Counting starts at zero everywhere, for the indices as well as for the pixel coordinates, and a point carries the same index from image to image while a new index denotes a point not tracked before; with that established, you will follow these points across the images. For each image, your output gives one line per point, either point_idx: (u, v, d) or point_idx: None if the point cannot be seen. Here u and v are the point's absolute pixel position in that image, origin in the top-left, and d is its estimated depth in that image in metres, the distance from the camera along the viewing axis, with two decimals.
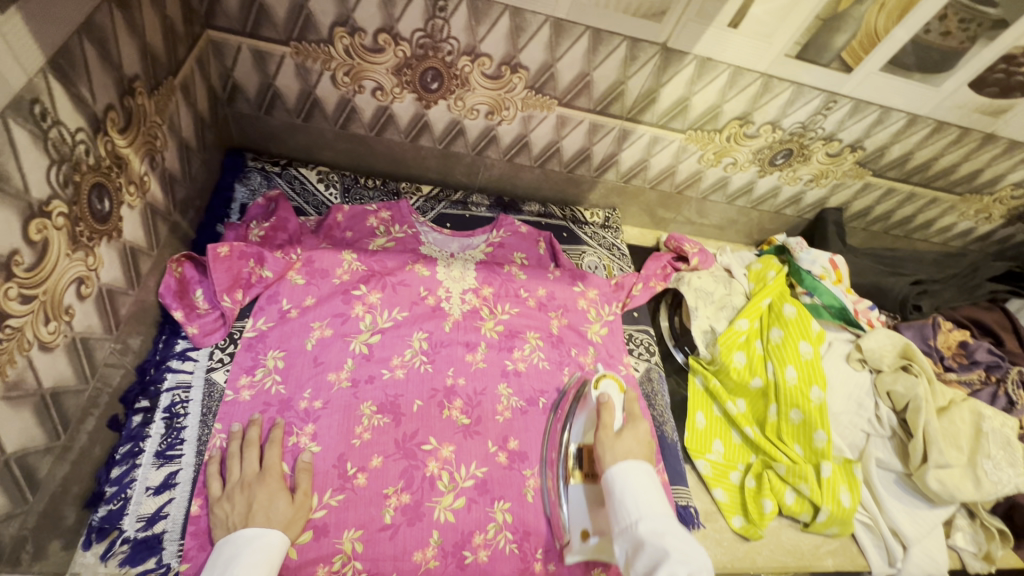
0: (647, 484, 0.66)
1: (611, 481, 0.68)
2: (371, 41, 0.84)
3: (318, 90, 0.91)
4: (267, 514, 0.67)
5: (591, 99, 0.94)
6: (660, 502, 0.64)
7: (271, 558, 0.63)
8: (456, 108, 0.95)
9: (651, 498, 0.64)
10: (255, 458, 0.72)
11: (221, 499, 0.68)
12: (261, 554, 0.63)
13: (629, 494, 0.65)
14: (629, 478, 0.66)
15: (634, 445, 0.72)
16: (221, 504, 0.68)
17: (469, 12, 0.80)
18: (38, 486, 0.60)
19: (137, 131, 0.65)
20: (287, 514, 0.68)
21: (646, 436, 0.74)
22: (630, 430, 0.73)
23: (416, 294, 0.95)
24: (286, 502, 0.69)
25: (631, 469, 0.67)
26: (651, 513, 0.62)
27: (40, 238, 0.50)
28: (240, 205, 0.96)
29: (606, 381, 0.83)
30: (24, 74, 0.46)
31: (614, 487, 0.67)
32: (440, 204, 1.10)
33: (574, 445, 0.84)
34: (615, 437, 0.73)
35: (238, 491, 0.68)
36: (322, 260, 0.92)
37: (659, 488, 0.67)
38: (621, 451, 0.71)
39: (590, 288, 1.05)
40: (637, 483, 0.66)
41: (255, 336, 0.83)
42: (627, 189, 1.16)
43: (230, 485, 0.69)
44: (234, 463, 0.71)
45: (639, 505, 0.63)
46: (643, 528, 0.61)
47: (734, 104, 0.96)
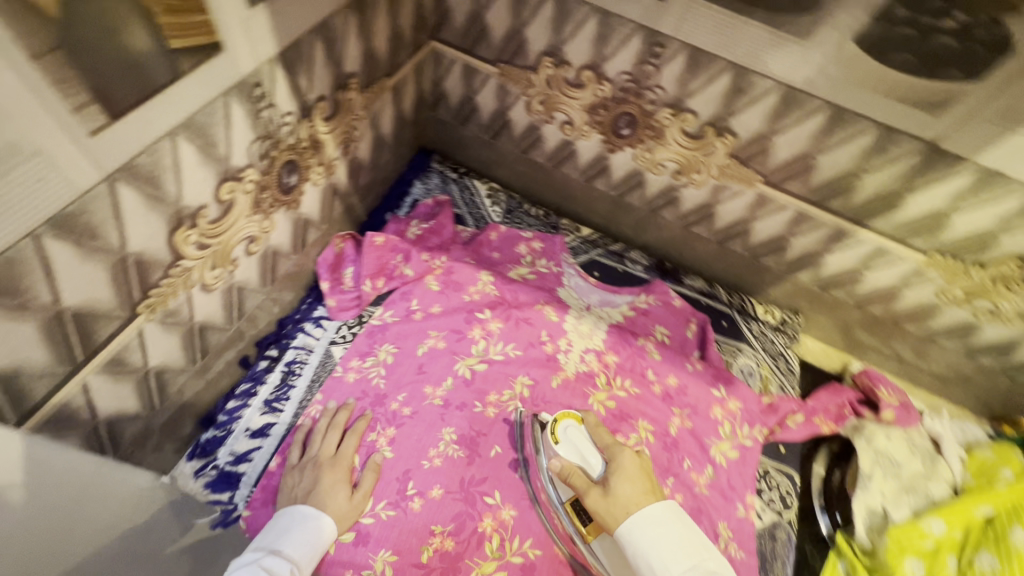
0: (665, 530, 0.56)
1: (623, 541, 0.57)
2: (574, 75, 0.80)
3: (511, 113, 0.92)
4: (325, 499, 0.68)
5: (806, 185, 0.78)
6: (683, 551, 0.55)
7: (316, 544, 0.63)
8: (642, 158, 0.87)
9: (672, 548, 0.55)
10: (335, 442, 0.74)
11: (294, 467, 0.72)
12: (305, 539, 0.63)
13: (645, 552, 0.55)
14: (643, 532, 0.56)
15: (633, 488, 0.60)
16: (292, 472, 0.71)
17: (687, 65, 0.72)
18: (167, 397, 0.70)
19: (340, 120, 0.72)
20: (342, 508, 0.69)
21: (635, 466, 0.63)
22: (621, 480, 0.61)
23: (536, 336, 0.90)
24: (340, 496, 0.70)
25: (644, 516, 0.57)
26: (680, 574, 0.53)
27: (227, 198, 0.57)
28: (412, 200, 1.02)
29: (562, 425, 0.68)
30: (254, 61, 0.52)
31: (629, 543, 0.56)
32: (596, 250, 1.03)
33: (565, 503, 0.70)
34: (606, 495, 0.60)
35: (309, 467, 0.71)
36: (460, 274, 0.93)
37: (678, 528, 0.57)
38: (619, 503, 0.59)
39: (732, 397, 0.88)
40: (654, 533, 0.56)
41: (378, 325, 0.87)
42: (821, 297, 0.94)
43: (304, 460, 0.72)
44: (315, 443, 0.74)
45: (663, 564, 0.54)
46: None
47: (1020, 238, 0.70)
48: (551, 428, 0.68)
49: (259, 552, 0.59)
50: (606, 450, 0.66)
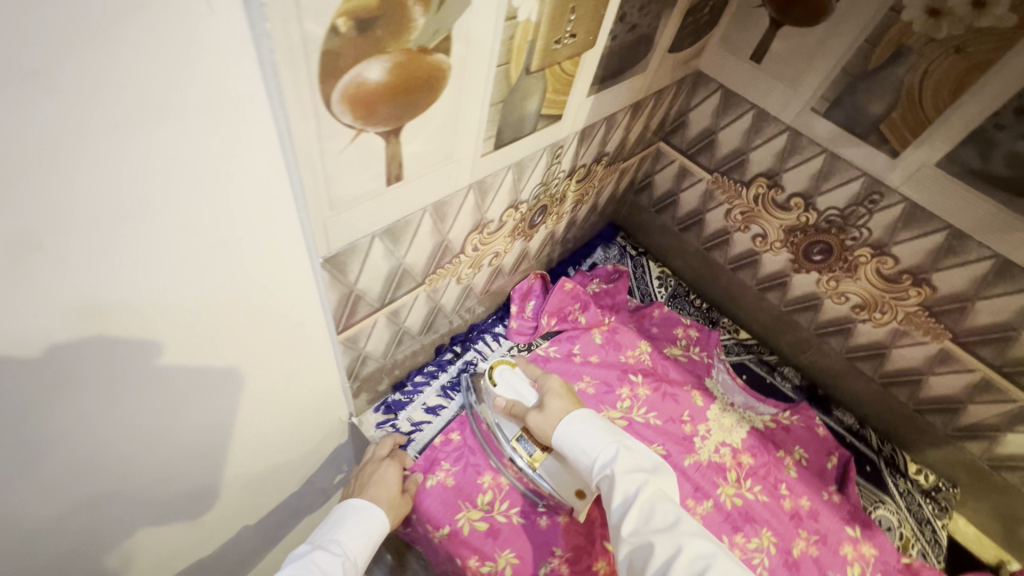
0: (587, 422, 0.72)
1: (559, 440, 0.72)
2: (784, 198, 0.91)
3: (709, 214, 1.04)
4: (377, 491, 0.75)
5: (1001, 355, 0.79)
6: (602, 433, 0.70)
7: (371, 533, 0.70)
8: (824, 285, 0.94)
9: (596, 436, 0.70)
10: (386, 448, 0.82)
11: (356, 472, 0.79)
12: (363, 528, 0.69)
13: (574, 445, 0.70)
14: (570, 429, 0.71)
15: (557, 405, 0.76)
16: (351, 479, 0.79)
17: (902, 216, 0.79)
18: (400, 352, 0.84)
19: (583, 184, 0.89)
20: (392, 498, 0.75)
21: (561, 389, 0.79)
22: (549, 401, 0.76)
23: (678, 414, 0.96)
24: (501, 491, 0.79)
25: (571, 419, 0.72)
26: (601, 449, 0.68)
27: (504, 221, 0.74)
28: (592, 262, 1.17)
29: (500, 366, 0.82)
30: (568, 132, 0.69)
31: (563, 439, 0.72)
32: (747, 354, 1.10)
33: (514, 436, 0.81)
34: (539, 411, 0.76)
35: (361, 471, 0.79)
36: (623, 337, 1.03)
37: (597, 422, 0.72)
38: (552, 415, 0.74)
39: (868, 544, 0.86)
40: (580, 427, 0.71)
41: (541, 355, 0.99)
42: (987, 475, 0.90)
43: (363, 465, 0.80)
44: (367, 454, 0.82)
45: (589, 445, 0.69)
46: (602, 464, 0.67)
47: None
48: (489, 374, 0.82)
49: (310, 546, 0.65)
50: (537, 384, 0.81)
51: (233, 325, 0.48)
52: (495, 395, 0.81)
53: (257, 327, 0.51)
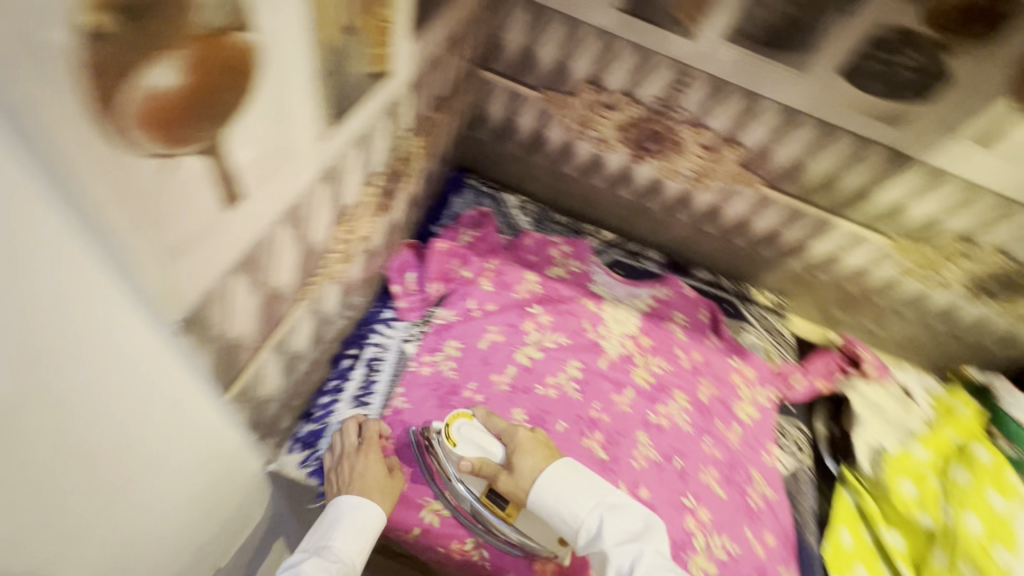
0: (566, 487, 0.69)
1: (539, 507, 0.69)
2: (609, 98, 0.96)
3: (548, 132, 1.06)
4: (364, 484, 0.73)
5: (798, 186, 0.97)
6: (584, 496, 0.68)
7: (365, 530, 0.71)
8: (662, 168, 1.04)
9: (576, 500, 0.68)
10: (354, 434, 0.80)
11: (334, 467, 0.76)
12: (358, 527, 0.70)
13: (553, 512, 0.68)
14: (547, 494, 0.69)
15: (530, 461, 0.73)
16: (332, 474, 0.76)
17: (707, 91, 0.89)
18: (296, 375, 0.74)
19: (428, 136, 0.83)
20: (381, 481, 0.75)
21: (531, 442, 0.76)
22: (520, 458, 0.74)
23: (580, 326, 1.04)
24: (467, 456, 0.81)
25: (544, 483, 0.69)
26: (585, 516, 0.67)
27: (362, 200, 0.66)
28: (453, 212, 1.12)
29: (457, 422, 0.76)
30: (400, 85, 0.63)
31: (540, 505, 0.69)
32: (615, 251, 1.18)
33: (478, 494, 0.75)
34: (512, 471, 0.73)
35: (342, 464, 0.76)
36: (509, 275, 1.06)
37: (576, 477, 0.70)
38: (527, 473, 0.72)
39: (748, 366, 1.06)
40: (558, 491, 0.69)
41: (442, 323, 0.97)
42: (806, 280, 1.14)
43: (336, 458, 0.77)
44: (339, 440, 0.80)
45: (572, 513, 0.67)
46: (585, 531, 0.66)
47: (959, 220, 0.91)
48: (446, 433, 0.76)
49: (307, 553, 0.69)
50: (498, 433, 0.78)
51: (90, 445, 0.40)
52: (458, 454, 0.75)
53: (125, 430, 0.43)
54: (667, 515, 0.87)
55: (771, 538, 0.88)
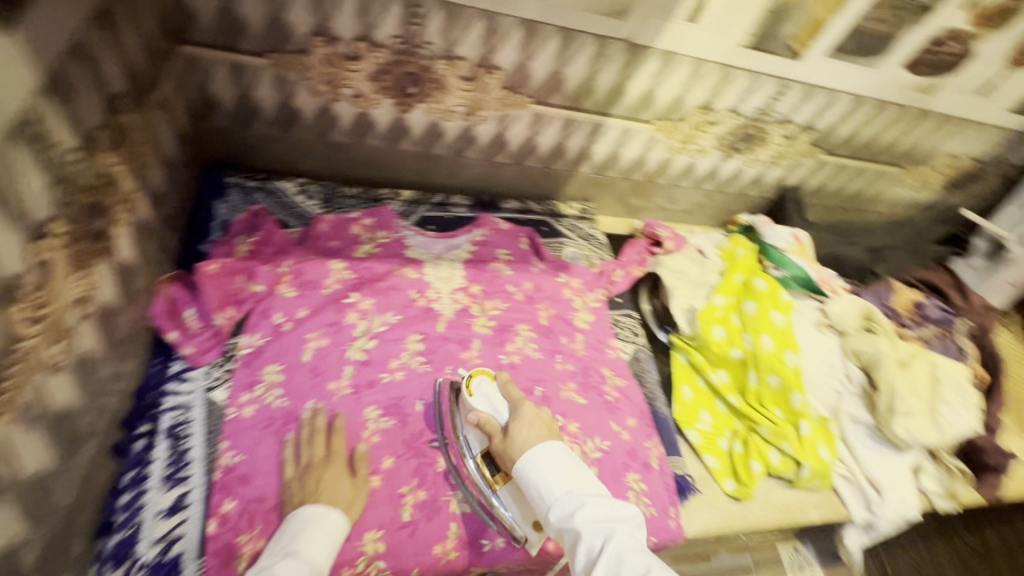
0: (551, 462, 0.67)
1: (521, 470, 0.68)
2: (347, 47, 0.86)
3: (297, 100, 0.92)
4: (332, 497, 0.72)
5: (564, 96, 0.98)
6: (566, 476, 0.66)
7: (332, 538, 0.67)
8: (433, 111, 0.98)
9: (557, 474, 0.66)
10: (322, 445, 0.78)
11: (293, 479, 0.74)
12: (322, 535, 0.66)
13: (534, 485, 0.66)
14: (534, 468, 0.67)
15: (529, 432, 0.71)
16: (293, 484, 0.73)
17: (445, 18, 0.83)
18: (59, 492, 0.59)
19: (126, 148, 0.66)
20: (349, 495, 0.74)
21: (535, 414, 0.74)
22: (514, 427, 0.72)
23: (407, 298, 0.97)
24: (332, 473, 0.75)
25: (530, 455, 0.68)
26: (562, 495, 0.64)
27: (41, 261, 0.52)
28: (221, 222, 0.95)
29: (477, 378, 0.79)
30: (22, 100, 0.47)
31: (524, 477, 0.67)
32: (421, 207, 1.12)
33: (478, 455, 0.77)
34: (506, 437, 0.73)
35: (307, 473, 0.74)
36: (311, 271, 0.93)
37: (564, 458, 0.68)
38: (520, 444, 0.70)
39: (574, 278, 1.11)
40: (545, 466, 0.67)
41: (250, 352, 0.84)
42: (601, 180, 1.20)
43: (301, 468, 0.75)
44: (307, 439, 0.79)
45: (550, 487, 0.65)
46: (557, 511, 0.63)
47: (697, 93, 1.01)
48: (466, 385, 0.80)
49: (279, 556, 0.63)
50: (511, 400, 0.78)
51: None
52: (470, 404, 0.78)
53: None
54: None
55: (631, 420, 0.98)
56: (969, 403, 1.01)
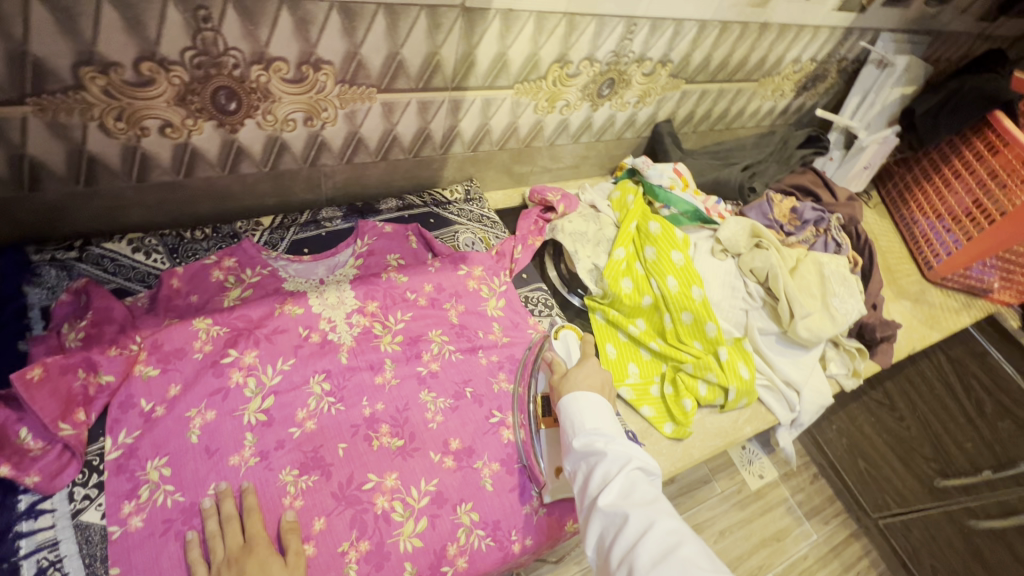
0: (584, 405, 0.80)
1: (562, 406, 0.82)
2: (134, 74, 0.70)
3: (88, 145, 0.76)
4: None
5: (410, 78, 0.89)
6: (596, 417, 0.79)
7: None
8: (267, 124, 0.85)
9: (585, 416, 0.79)
10: (237, 532, 0.68)
11: None
12: None
13: (571, 416, 0.80)
14: (576, 403, 0.80)
15: (584, 378, 0.86)
16: None
17: (241, 17, 0.70)
18: None
19: None
20: None
21: (594, 370, 0.88)
22: (574, 369, 0.87)
23: (297, 337, 0.87)
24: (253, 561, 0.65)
25: (567, 399, 0.82)
26: (585, 430, 0.77)
27: None
28: (41, 310, 0.79)
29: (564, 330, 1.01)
30: None
31: (564, 411, 0.81)
32: (290, 231, 1.00)
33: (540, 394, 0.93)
34: (564, 377, 0.88)
35: (227, 568, 0.65)
36: (171, 339, 0.79)
37: (601, 405, 0.81)
38: (573, 383, 0.85)
39: (475, 267, 1.05)
40: (581, 405, 0.80)
41: (121, 454, 0.71)
42: (478, 156, 1.14)
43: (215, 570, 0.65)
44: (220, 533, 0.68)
45: (578, 423, 0.78)
46: (579, 442, 0.76)
47: (549, 48, 0.96)
48: (555, 330, 1.03)
49: None
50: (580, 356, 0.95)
51: None
52: (551, 344, 1.00)
53: None
54: (485, 444, 0.86)
55: None
56: (853, 291, 1.09)
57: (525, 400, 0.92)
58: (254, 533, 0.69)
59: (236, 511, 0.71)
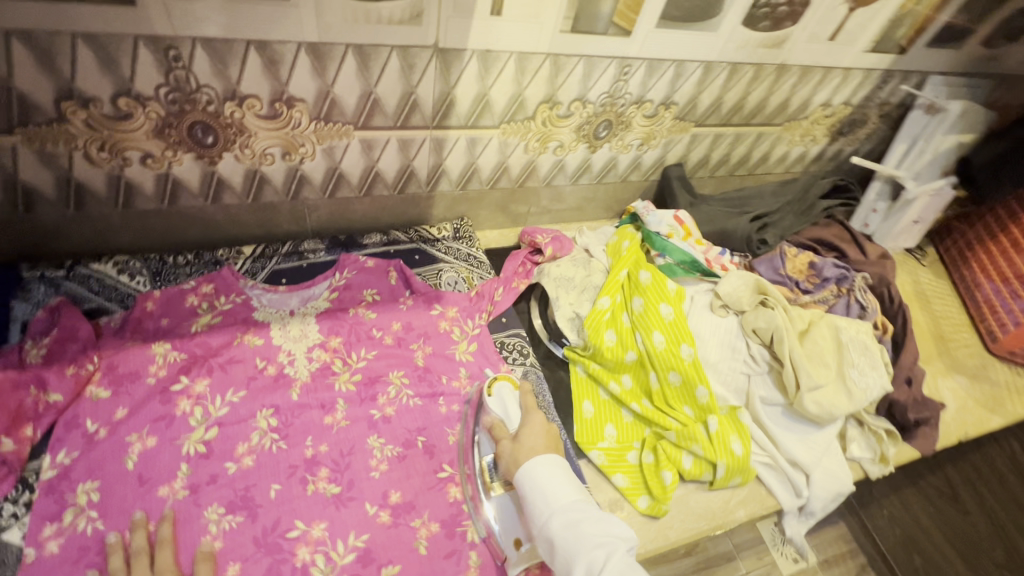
0: (553, 475, 0.71)
1: (523, 478, 0.72)
2: (112, 108, 0.74)
3: (75, 173, 0.80)
4: None
5: (387, 117, 0.89)
6: (568, 490, 0.70)
7: None
8: (245, 157, 0.87)
9: (558, 489, 0.70)
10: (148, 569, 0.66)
11: None
12: None
13: (539, 491, 0.70)
14: (546, 475, 0.71)
15: (536, 439, 0.77)
16: None
17: (211, 56, 0.72)
18: None
19: None
20: None
21: (543, 428, 0.79)
22: (526, 431, 0.78)
23: (253, 368, 0.86)
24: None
25: (533, 468, 0.72)
26: (561, 509, 0.68)
27: None
28: (21, 323, 0.83)
29: (499, 384, 0.87)
30: None
31: (532, 484, 0.71)
32: (271, 261, 1.01)
33: (485, 458, 0.83)
34: (516, 442, 0.78)
35: None
36: (127, 362, 0.81)
37: (569, 474, 0.73)
38: (528, 450, 0.75)
39: (449, 307, 1.01)
40: (553, 478, 0.71)
41: (56, 474, 0.72)
42: (468, 195, 1.12)
43: None
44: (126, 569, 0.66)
45: (550, 500, 0.68)
46: (554, 523, 0.66)
47: (534, 89, 0.94)
48: (488, 385, 0.88)
49: None
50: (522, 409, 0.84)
51: None
52: (487, 406, 0.86)
53: None
54: (427, 501, 0.80)
55: None
56: (877, 363, 0.95)
57: (469, 465, 0.83)
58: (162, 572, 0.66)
59: (147, 543, 0.69)
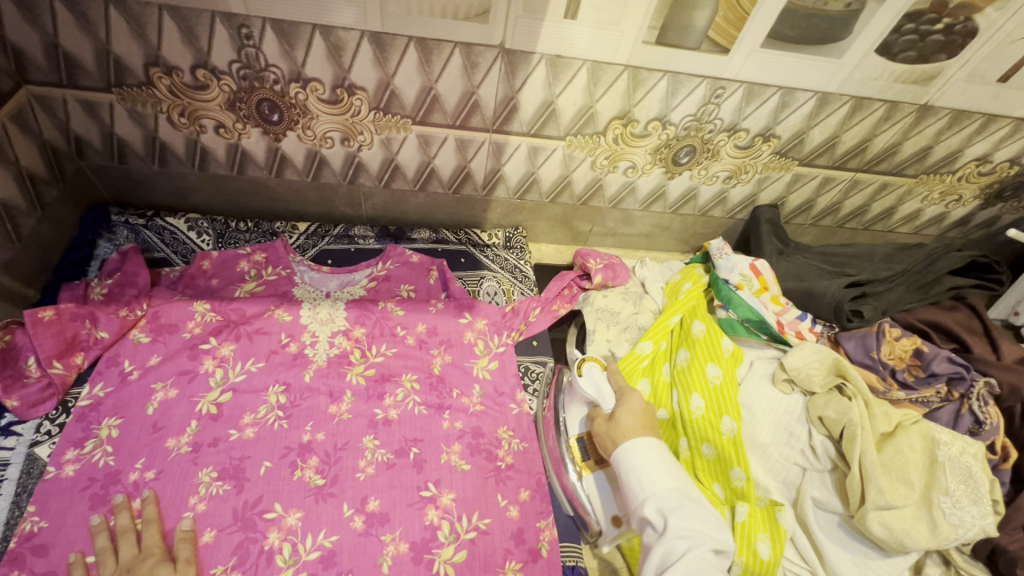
0: (650, 458, 0.69)
1: (618, 461, 0.71)
2: (191, 78, 0.79)
3: (160, 134, 0.87)
4: None
5: (446, 114, 0.86)
6: (665, 476, 0.67)
7: None
8: (307, 138, 0.89)
9: (655, 475, 0.67)
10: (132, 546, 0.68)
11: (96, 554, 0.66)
12: None
13: (635, 475, 0.68)
14: (642, 456, 0.69)
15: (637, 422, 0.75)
16: None
17: (278, 37, 0.74)
18: None
19: None
20: None
21: (641, 408, 0.77)
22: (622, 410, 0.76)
23: (276, 342, 0.88)
24: (132, 549, 0.67)
25: (631, 449, 0.70)
26: (657, 493, 0.65)
27: None
28: (100, 261, 0.93)
29: (588, 364, 0.86)
30: None
31: (628, 463, 0.69)
32: (323, 240, 1.04)
33: (574, 436, 0.87)
34: (611, 420, 0.77)
35: None
36: (170, 314, 0.86)
37: (668, 459, 0.70)
38: (624, 431, 0.74)
39: (479, 318, 0.96)
40: (650, 463, 0.68)
41: (89, 404, 0.79)
42: (526, 205, 1.06)
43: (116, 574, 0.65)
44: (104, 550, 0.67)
45: (645, 483, 0.67)
46: (649, 506, 0.65)
47: (607, 102, 0.85)
48: (577, 366, 0.87)
49: None
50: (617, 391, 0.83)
51: None
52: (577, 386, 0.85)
53: None
54: (403, 518, 0.76)
55: (525, 493, 0.81)
56: (985, 499, 0.73)
57: (555, 437, 0.88)
58: (147, 520, 0.70)
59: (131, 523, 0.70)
